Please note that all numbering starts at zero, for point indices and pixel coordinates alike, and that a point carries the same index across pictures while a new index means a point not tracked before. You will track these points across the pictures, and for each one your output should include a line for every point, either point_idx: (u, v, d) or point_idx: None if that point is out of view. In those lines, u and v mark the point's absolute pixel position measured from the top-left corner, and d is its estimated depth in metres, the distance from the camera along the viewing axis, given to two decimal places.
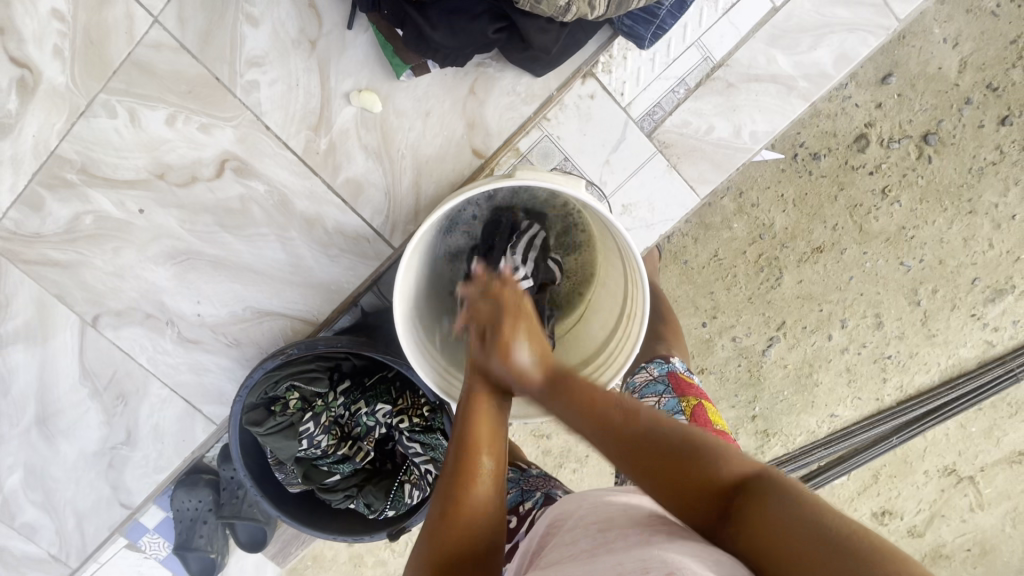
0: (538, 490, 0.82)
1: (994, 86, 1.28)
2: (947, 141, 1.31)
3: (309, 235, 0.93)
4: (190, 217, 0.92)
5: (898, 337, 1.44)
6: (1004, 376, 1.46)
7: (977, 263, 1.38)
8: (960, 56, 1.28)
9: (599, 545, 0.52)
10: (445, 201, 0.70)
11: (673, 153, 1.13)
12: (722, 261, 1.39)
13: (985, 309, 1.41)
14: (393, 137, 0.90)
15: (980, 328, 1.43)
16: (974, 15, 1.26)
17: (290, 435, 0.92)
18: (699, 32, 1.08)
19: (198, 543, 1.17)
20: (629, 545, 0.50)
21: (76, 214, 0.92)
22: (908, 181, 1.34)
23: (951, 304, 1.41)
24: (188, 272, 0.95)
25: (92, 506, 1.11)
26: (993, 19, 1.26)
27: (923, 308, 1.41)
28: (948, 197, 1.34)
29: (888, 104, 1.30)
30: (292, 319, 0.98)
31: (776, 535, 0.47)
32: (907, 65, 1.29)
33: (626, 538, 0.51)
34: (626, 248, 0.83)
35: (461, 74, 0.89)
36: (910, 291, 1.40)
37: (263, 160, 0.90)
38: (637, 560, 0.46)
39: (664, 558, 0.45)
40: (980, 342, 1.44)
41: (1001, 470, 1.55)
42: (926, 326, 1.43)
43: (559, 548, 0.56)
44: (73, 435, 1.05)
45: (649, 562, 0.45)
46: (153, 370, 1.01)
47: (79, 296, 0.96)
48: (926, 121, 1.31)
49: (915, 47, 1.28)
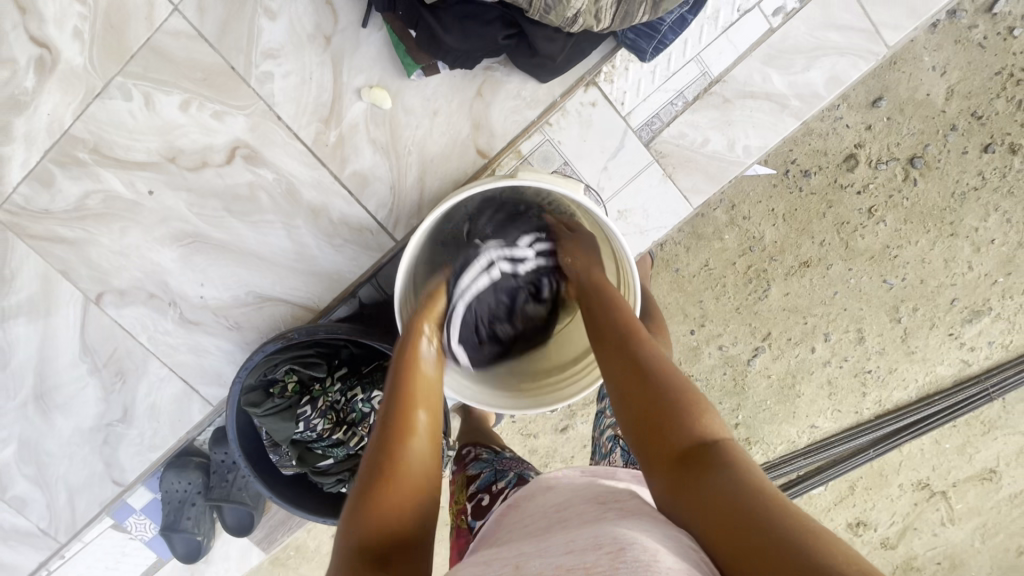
0: (510, 471, 0.85)
1: (978, 115, 1.34)
2: (932, 165, 1.37)
3: (314, 225, 0.96)
4: (199, 201, 0.95)
5: (878, 353, 1.49)
6: (978, 395, 1.51)
7: (957, 284, 1.43)
8: (947, 83, 1.33)
9: (558, 527, 0.56)
10: (448, 198, 0.76)
11: (668, 162, 1.19)
12: (712, 271, 1.44)
13: (962, 329, 1.47)
14: (401, 134, 0.93)
15: (957, 347, 1.48)
16: (962, 45, 1.32)
17: (287, 417, 0.94)
18: (699, 48, 1.13)
19: (185, 524, 1.22)
20: (585, 526, 0.54)
21: (86, 192, 0.94)
22: (893, 203, 1.39)
23: (930, 323, 1.46)
24: (194, 255, 0.97)
25: (84, 482, 1.12)
26: (980, 50, 1.32)
27: (903, 325, 1.46)
28: (931, 219, 1.39)
29: (877, 126, 1.36)
30: (293, 306, 1.01)
31: (727, 507, 0.51)
32: (896, 90, 1.34)
33: (584, 522, 0.55)
34: (621, 254, 0.88)
35: (470, 77, 0.92)
36: (891, 308, 1.45)
37: (273, 149, 0.92)
38: (591, 536, 0.50)
39: (616, 533, 0.49)
40: (956, 361, 1.50)
41: (972, 487, 1.60)
42: (906, 343, 1.48)
43: (520, 527, 0.61)
44: (70, 410, 1.06)
45: (601, 537, 0.49)
46: (153, 350, 1.03)
47: (85, 273, 0.98)
48: (913, 145, 1.36)
49: (904, 73, 1.33)
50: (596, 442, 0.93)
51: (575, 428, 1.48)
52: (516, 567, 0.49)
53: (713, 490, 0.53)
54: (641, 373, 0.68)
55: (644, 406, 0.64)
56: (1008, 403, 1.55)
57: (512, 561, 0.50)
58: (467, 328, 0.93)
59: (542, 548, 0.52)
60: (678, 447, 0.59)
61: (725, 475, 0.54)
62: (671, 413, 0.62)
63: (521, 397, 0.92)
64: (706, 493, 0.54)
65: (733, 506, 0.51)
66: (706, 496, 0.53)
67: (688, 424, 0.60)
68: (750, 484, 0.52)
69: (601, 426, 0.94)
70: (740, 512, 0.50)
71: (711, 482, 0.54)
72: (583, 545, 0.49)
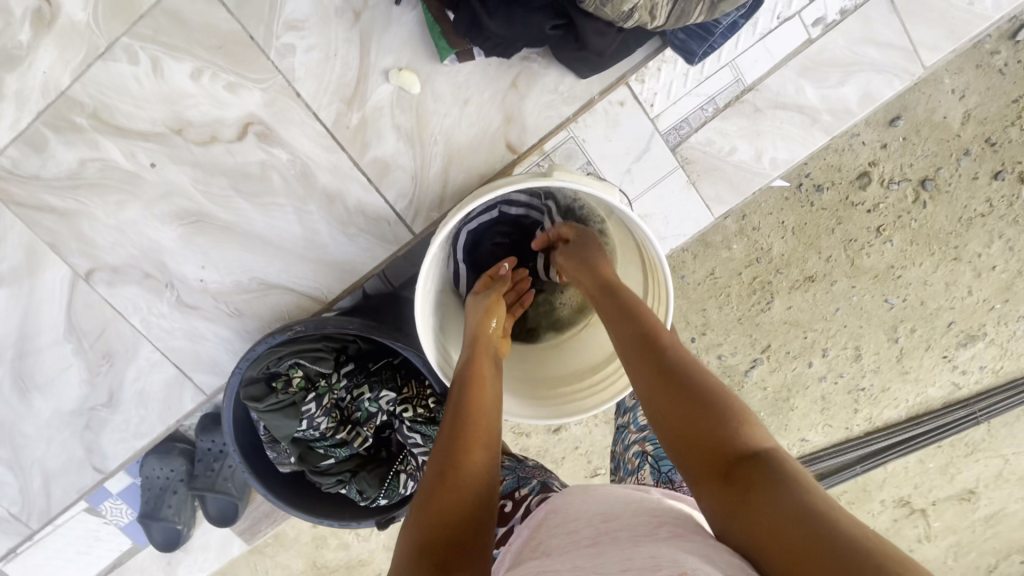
0: (534, 479, 0.91)
1: (992, 141, 1.33)
2: (943, 189, 1.36)
3: (328, 212, 0.91)
4: (204, 177, 0.88)
5: (873, 371, 1.49)
6: (965, 419, 1.53)
7: (955, 307, 1.44)
8: (965, 108, 1.32)
9: (607, 547, 0.59)
10: (471, 201, 0.73)
11: (693, 169, 1.15)
12: (717, 281, 1.42)
13: (957, 352, 1.47)
14: (428, 121, 0.88)
15: (950, 370, 1.49)
16: (983, 71, 1.30)
17: (291, 414, 0.89)
18: (735, 54, 1.09)
19: (166, 512, 1.27)
20: (636, 545, 0.57)
21: (80, 160, 0.87)
22: (901, 223, 1.38)
23: (926, 344, 1.47)
24: (197, 235, 0.91)
25: (62, 467, 1.05)
26: (1000, 77, 1.31)
27: (900, 345, 1.47)
28: (936, 242, 1.39)
29: (893, 146, 1.34)
30: (298, 295, 0.95)
31: (784, 520, 0.50)
32: (915, 110, 1.33)
33: (633, 543, 0.58)
34: (650, 258, 0.85)
35: (505, 66, 0.87)
36: (890, 328, 1.45)
37: (289, 128, 0.87)
38: (650, 558, 0.53)
39: (674, 556, 0.52)
40: (947, 384, 1.51)
41: (951, 506, 1.62)
42: (901, 364, 1.48)
43: (562, 536, 0.65)
44: (51, 391, 1.00)
45: (660, 560, 0.52)
46: (144, 333, 0.97)
47: (75, 246, 0.91)
48: (925, 167, 1.35)
49: (924, 94, 1.32)
50: (619, 459, 0.99)
51: (567, 430, 1.46)
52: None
53: (768, 508, 0.52)
54: (668, 384, 0.67)
55: (680, 424, 0.64)
56: (993, 427, 1.56)
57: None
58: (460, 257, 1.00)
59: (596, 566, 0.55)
60: (726, 460, 0.59)
61: (778, 484, 0.54)
62: (711, 427, 0.62)
63: (538, 405, 0.90)
64: (762, 510, 0.53)
65: (785, 516, 0.51)
66: (762, 513, 0.53)
67: (731, 433, 0.61)
68: (806, 495, 0.52)
69: (624, 442, 1.00)
70: (800, 525, 0.49)
71: (766, 495, 0.54)
72: (645, 566, 0.51)
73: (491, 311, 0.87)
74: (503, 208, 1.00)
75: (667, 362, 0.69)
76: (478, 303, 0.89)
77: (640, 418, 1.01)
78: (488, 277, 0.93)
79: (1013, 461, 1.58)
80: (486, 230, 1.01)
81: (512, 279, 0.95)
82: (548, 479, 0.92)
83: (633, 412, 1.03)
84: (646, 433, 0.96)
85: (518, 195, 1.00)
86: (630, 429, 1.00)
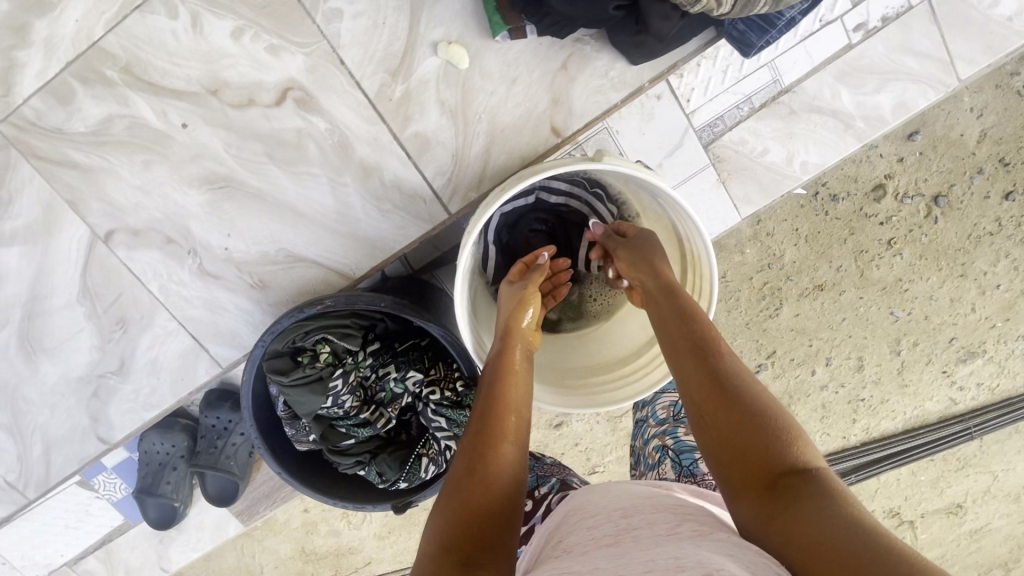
0: (553, 477, 0.91)
1: (1006, 161, 1.25)
2: (955, 206, 1.27)
3: (363, 185, 0.88)
4: (238, 142, 0.86)
5: (873, 382, 1.41)
6: (959, 434, 1.44)
7: (958, 323, 1.35)
8: (982, 126, 1.24)
9: (629, 545, 0.57)
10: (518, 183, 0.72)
11: (724, 168, 1.15)
12: (726, 283, 1.33)
13: (955, 368, 1.39)
14: (473, 98, 0.86)
15: (948, 386, 1.41)
16: (1001, 90, 1.22)
17: (317, 390, 0.87)
18: (775, 54, 1.09)
19: (164, 489, 1.23)
20: (658, 545, 0.55)
21: (108, 115, 0.84)
22: (912, 238, 1.29)
23: (926, 359, 1.39)
24: (224, 201, 0.88)
25: (65, 435, 1.02)
26: (1018, 97, 1.22)
27: (902, 358, 1.38)
28: (944, 257, 1.30)
29: (909, 159, 1.26)
30: (326, 270, 0.93)
31: (829, 530, 0.49)
32: (933, 125, 1.24)
33: (655, 543, 0.56)
34: (697, 253, 0.84)
35: (557, 47, 0.85)
36: (893, 340, 1.37)
37: (329, 96, 0.84)
38: (673, 558, 0.51)
39: (699, 557, 0.50)
40: (945, 399, 1.42)
41: (938, 520, 1.53)
42: (901, 376, 1.40)
43: (581, 532, 0.63)
44: (58, 355, 0.96)
45: (683, 561, 0.50)
46: (163, 301, 0.94)
47: (97, 206, 0.88)
48: (938, 183, 1.26)
49: (943, 109, 1.23)
50: (639, 453, 0.97)
51: (569, 426, 1.41)
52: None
53: (806, 520, 0.52)
54: (714, 388, 0.66)
55: (724, 431, 0.63)
56: (984, 443, 1.47)
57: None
58: (492, 240, 0.99)
59: (617, 566, 0.52)
60: (768, 472, 0.58)
61: (824, 498, 0.53)
62: (757, 437, 0.61)
63: (568, 392, 0.89)
64: (803, 522, 0.52)
65: (828, 527, 0.50)
66: (800, 525, 0.52)
67: (776, 444, 0.60)
68: (855, 513, 0.51)
69: (643, 436, 0.98)
70: (846, 535, 0.48)
71: (806, 508, 0.53)
72: (665, 566, 0.49)
73: (527, 300, 0.84)
74: (542, 194, 0.99)
75: (718, 364, 0.68)
76: (514, 292, 0.86)
77: (659, 412, 0.98)
78: (525, 266, 0.89)
79: (1002, 478, 1.50)
80: (521, 215, 1.00)
81: (550, 264, 0.93)
82: (566, 476, 0.91)
83: (652, 405, 1.00)
84: (666, 427, 0.94)
85: (559, 183, 0.98)
86: (649, 423, 0.98)
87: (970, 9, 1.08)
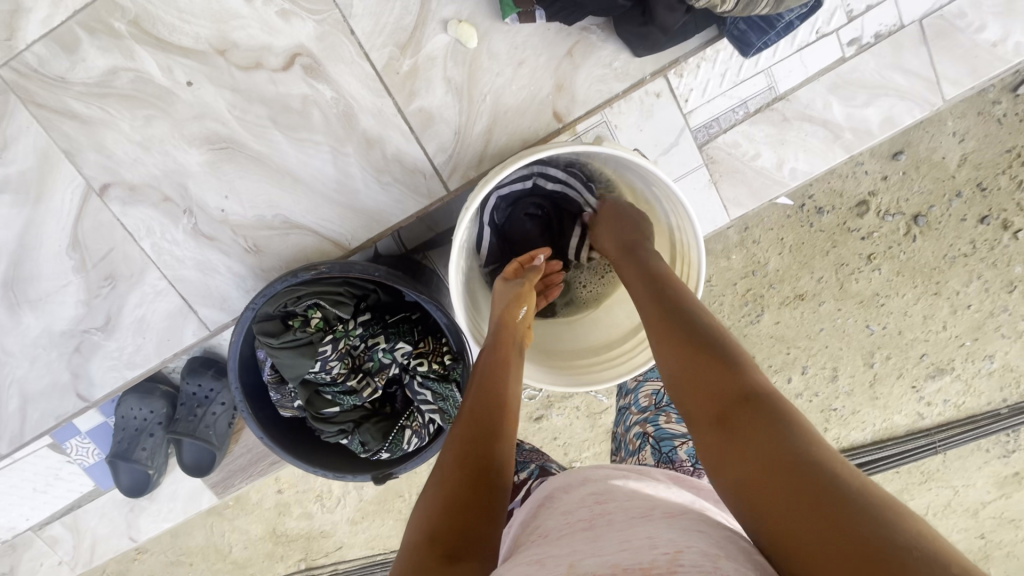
0: (532, 462, 0.92)
1: (982, 187, 1.28)
2: (934, 226, 1.30)
3: (365, 156, 0.90)
4: (242, 105, 0.87)
5: (846, 393, 1.45)
6: (924, 447, 1.47)
7: (929, 341, 1.39)
8: (962, 151, 1.26)
9: (604, 530, 0.56)
10: (518, 161, 0.74)
11: (717, 169, 1.18)
12: (712, 287, 1.37)
13: (924, 383, 1.42)
14: (479, 78, 0.88)
15: (916, 400, 1.44)
16: (983, 118, 1.25)
17: (306, 354, 0.88)
18: (772, 61, 1.12)
19: (139, 455, 1.22)
20: (634, 527, 0.55)
21: (113, 68, 0.84)
22: (890, 254, 1.33)
23: (898, 372, 1.42)
24: (224, 162, 0.89)
25: (43, 390, 1.00)
26: (997, 126, 1.25)
27: (875, 370, 1.42)
28: (920, 275, 1.34)
29: (893, 179, 1.29)
30: (322, 238, 0.94)
31: (783, 460, 0.50)
32: (918, 147, 1.27)
33: (629, 525, 0.56)
34: (686, 247, 0.86)
35: (564, 34, 0.88)
36: (867, 352, 1.41)
37: (337, 65, 0.86)
38: (647, 539, 0.51)
39: (670, 538, 0.50)
40: (913, 413, 1.45)
41: None
42: (873, 388, 1.44)
43: (557, 517, 0.63)
44: (42, 309, 0.95)
45: (658, 543, 0.49)
46: (154, 259, 0.93)
47: (94, 159, 0.88)
48: (919, 203, 1.29)
49: (928, 132, 1.27)
50: (621, 440, 0.98)
51: (549, 420, 1.42)
52: (573, 566, 0.49)
53: (757, 450, 0.52)
54: (671, 337, 0.68)
55: (686, 369, 0.64)
56: (947, 459, 1.48)
57: (565, 560, 0.50)
58: (488, 219, 1.00)
59: (595, 549, 0.52)
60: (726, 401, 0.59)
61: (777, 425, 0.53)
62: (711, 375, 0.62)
63: (555, 372, 0.91)
64: (758, 451, 0.52)
65: (781, 456, 0.51)
66: (755, 454, 0.52)
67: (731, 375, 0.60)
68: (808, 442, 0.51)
69: (625, 423, 0.99)
70: (800, 468, 0.49)
71: (757, 435, 0.53)
72: (639, 545, 0.49)
73: (523, 298, 0.86)
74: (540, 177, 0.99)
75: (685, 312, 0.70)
76: (510, 288, 0.89)
77: (642, 399, 1.00)
78: (520, 265, 0.92)
79: (962, 493, 1.50)
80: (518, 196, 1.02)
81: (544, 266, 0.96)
82: (546, 462, 0.93)
83: (634, 393, 1.02)
84: (648, 414, 0.95)
85: (555, 171, 0.99)
86: (631, 409, 0.99)
87: (959, 32, 1.12)
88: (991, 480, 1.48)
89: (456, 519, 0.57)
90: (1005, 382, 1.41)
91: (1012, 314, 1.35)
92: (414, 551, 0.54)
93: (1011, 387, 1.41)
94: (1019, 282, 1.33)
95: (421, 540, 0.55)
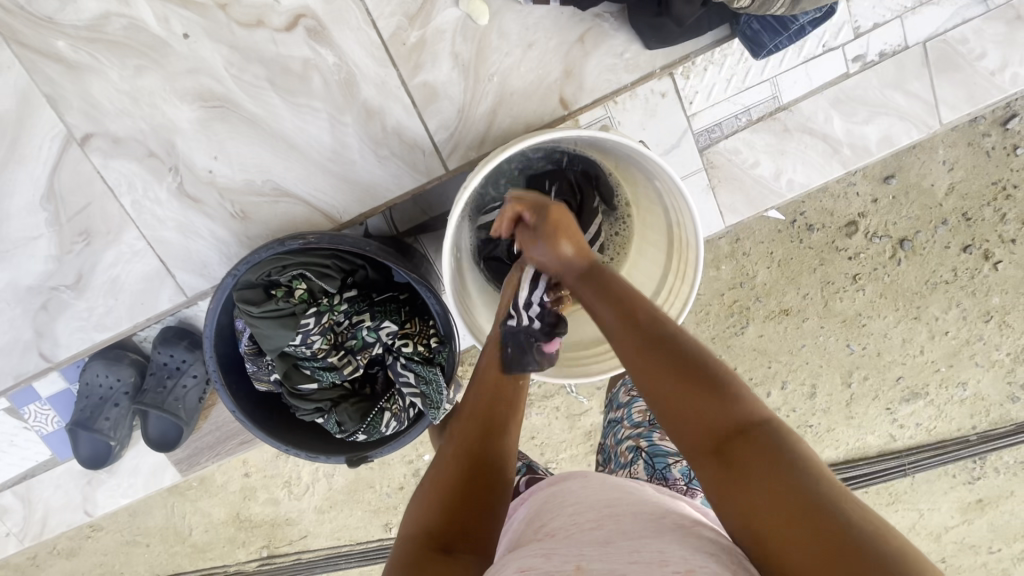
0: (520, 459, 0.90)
1: (968, 217, 1.30)
2: (919, 251, 1.32)
3: (364, 127, 0.88)
4: (240, 62, 0.84)
5: (823, 411, 1.45)
6: (894, 469, 1.48)
7: (906, 364, 1.40)
8: (951, 179, 1.28)
9: (614, 533, 0.53)
10: (528, 137, 0.72)
11: (716, 174, 1.18)
12: (699, 296, 1.37)
13: (898, 406, 1.44)
14: (487, 57, 0.87)
15: (889, 422, 1.45)
16: (973, 149, 1.27)
17: (287, 326, 0.85)
18: (778, 71, 1.13)
19: (102, 425, 1.16)
20: (644, 535, 0.51)
21: (106, 13, 0.81)
22: (875, 276, 1.34)
23: (874, 394, 1.43)
24: (216, 121, 0.86)
25: (4, 346, 0.95)
26: (986, 157, 1.27)
27: (852, 390, 1.43)
28: (902, 299, 1.35)
29: (882, 203, 1.30)
30: (313, 209, 0.91)
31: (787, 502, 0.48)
32: (909, 172, 1.29)
33: (638, 530, 0.53)
34: (681, 241, 0.85)
35: (576, 20, 0.87)
36: (845, 371, 1.42)
37: (342, 31, 0.84)
38: (655, 552, 0.48)
39: (682, 553, 0.48)
40: (885, 434, 1.47)
41: None
42: (848, 408, 1.45)
43: (563, 518, 0.58)
44: (8, 261, 0.90)
45: (667, 559, 0.47)
46: (134, 217, 0.89)
47: (77, 105, 0.84)
48: (905, 228, 1.31)
49: (920, 158, 1.28)
50: (603, 446, 0.95)
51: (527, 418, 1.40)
52: (580, 569, 0.47)
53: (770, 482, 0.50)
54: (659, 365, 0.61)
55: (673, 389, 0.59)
56: (915, 482, 1.49)
57: (572, 559, 0.49)
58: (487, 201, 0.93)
59: (600, 553, 0.49)
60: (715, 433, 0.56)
61: (786, 455, 0.51)
62: (698, 406, 0.57)
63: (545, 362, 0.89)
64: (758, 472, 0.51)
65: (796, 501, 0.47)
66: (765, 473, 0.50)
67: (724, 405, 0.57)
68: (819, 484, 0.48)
69: (617, 435, 0.91)
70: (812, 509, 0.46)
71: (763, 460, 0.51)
72: (648, 560, 0.47)
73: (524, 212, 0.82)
74: None
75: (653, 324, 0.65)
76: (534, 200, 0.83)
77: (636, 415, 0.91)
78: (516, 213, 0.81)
79: (927, 516, 1.52)
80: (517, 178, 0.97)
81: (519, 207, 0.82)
82: (529, 460, 0.91)
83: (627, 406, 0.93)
84: (643, 429, 0.87)
85: None
86: (623, 423, 0.91)
87: (960, 58, 1.14)
88: (955, 505, 1.50)
89: (452, 513, 0.60)
90: (976, 410, 1.43)
91: (987, 344, 1.38)
92: (411, 544, 0.57)
93: (981, 415, 1.43)
94: (995, 311, 1.35)
95: (422, 535, 0.57)
